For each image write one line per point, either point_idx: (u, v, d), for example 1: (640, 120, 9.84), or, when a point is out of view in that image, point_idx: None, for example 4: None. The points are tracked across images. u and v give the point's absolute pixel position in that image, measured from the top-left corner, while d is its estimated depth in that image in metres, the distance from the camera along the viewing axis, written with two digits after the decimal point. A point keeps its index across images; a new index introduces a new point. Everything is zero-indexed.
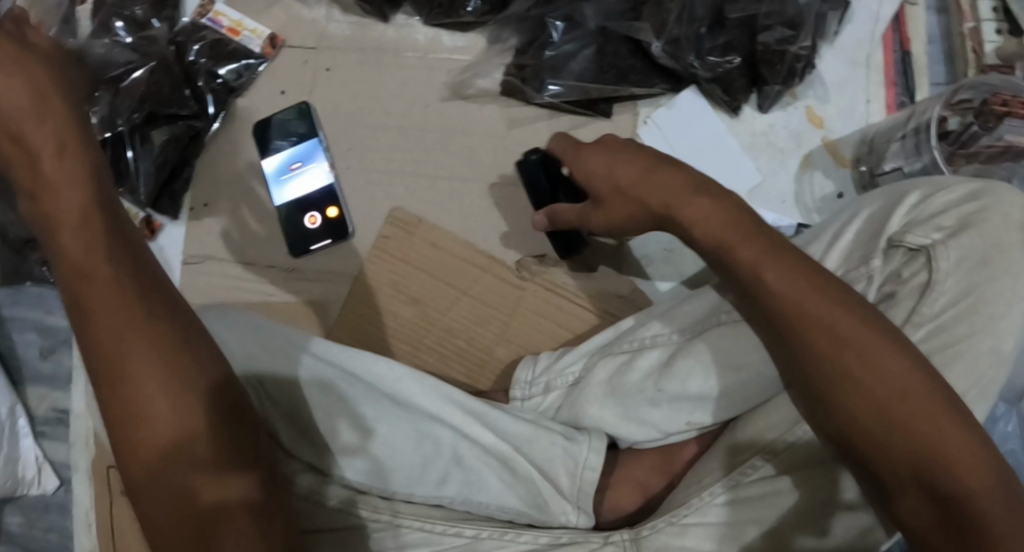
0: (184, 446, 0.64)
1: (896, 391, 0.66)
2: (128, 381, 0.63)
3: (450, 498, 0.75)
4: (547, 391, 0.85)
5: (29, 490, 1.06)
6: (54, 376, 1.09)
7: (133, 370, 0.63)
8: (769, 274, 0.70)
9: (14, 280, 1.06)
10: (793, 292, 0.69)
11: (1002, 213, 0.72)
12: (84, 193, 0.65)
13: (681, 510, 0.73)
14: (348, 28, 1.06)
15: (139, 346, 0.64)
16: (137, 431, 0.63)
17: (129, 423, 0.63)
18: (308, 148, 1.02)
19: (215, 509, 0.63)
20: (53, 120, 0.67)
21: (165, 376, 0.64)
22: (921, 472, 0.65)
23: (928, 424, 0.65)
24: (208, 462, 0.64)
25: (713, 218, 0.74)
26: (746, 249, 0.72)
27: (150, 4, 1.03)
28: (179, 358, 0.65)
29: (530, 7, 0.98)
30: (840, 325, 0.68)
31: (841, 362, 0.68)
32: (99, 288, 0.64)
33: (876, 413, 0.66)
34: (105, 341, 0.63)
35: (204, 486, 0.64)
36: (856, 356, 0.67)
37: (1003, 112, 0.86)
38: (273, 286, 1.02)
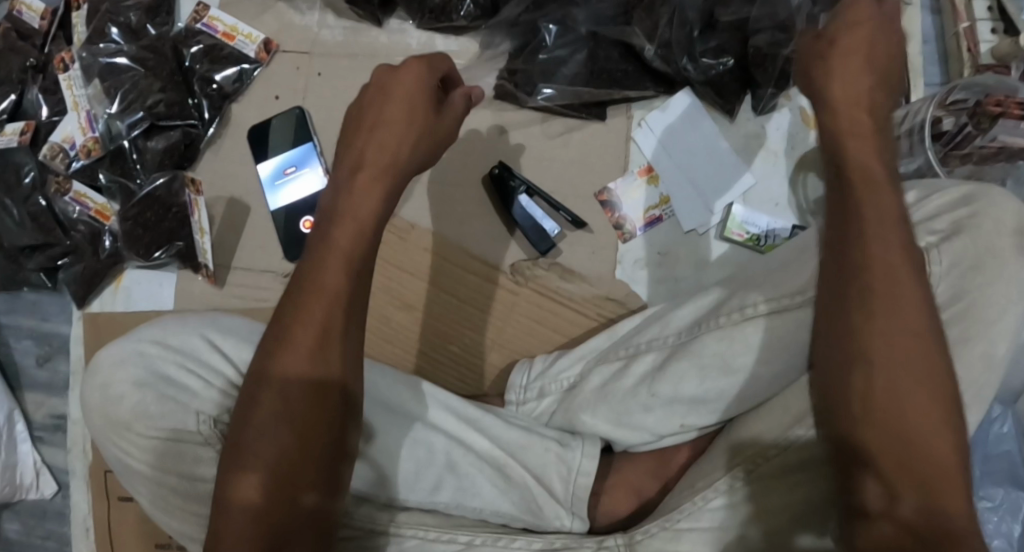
0: (250, 432, 0.63)
1: (918, 396, 0.60)
2: (289, 356, 0.64)
3: (443, 503, 0.75)
4: (541, 396, 0.85)
5: (27, 495, 1.07)
6: (51, 383, 1.09)
7: (303, 349, 0.63)
8: (868, 212, 0.62)
9: (13, 287, 1.05)
10: (871, 246, 0.62)
11: (995, 218, 0.72)
12: (356, 198, 0.67)
13: (674, 515, 0.72)
14: (341, 33, 1.06)
15: (334, 334, 0.64)
16: (269, 403, 0.63)
17: (267, 395, 0.64)
18: (302, 154, 1.04)
19: (280, 492, 0.62)
20: (411, 136, 0.69)
21: (320, 364, 0.63)
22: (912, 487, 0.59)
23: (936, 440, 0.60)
24: (255, 452, 0.63)
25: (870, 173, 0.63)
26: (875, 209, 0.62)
27: (144, 11, 1.03)
28: (294, 347, 0.63)
29: (521, 12, 0.97)
30: (895, 298, 0.61)
31: (894, 347, 0.61)
32: (332, 291, 0.64)
33: (903, 410, 0.60)
34: (310, 322, 0.64)
35: (278, 466, 0.63)
36: (905, 341, 0.61)
37: (996, 114, 0.85)
38: (269, 292, 1.02)
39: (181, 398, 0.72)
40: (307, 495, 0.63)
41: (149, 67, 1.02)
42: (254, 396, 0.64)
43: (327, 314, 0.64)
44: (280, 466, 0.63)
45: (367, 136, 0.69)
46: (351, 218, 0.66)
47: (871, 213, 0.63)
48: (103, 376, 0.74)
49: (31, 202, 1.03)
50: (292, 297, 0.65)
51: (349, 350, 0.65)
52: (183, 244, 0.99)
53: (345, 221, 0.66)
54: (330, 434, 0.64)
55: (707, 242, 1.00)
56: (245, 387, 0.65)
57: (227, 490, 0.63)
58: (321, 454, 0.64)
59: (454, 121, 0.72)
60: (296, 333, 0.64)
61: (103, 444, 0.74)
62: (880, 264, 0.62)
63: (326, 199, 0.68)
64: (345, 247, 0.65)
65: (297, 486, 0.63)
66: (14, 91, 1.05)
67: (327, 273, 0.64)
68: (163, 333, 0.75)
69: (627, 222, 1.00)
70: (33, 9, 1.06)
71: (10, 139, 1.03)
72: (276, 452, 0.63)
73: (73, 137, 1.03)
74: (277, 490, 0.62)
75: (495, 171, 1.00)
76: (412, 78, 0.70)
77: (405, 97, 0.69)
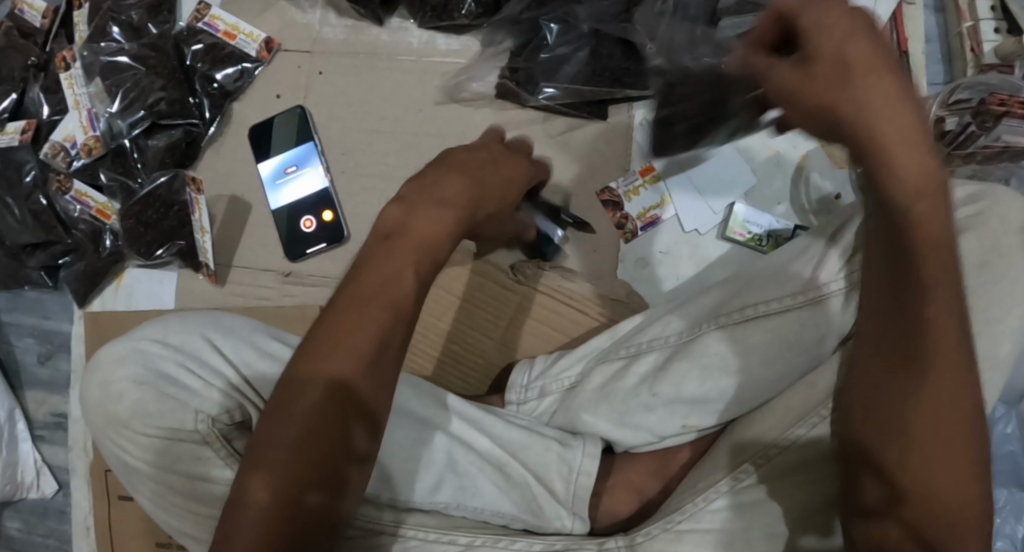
0: (279, 427, 0.63)
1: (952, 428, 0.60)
2: (331, 363, 0.63)
3: (444, 503, 0.75)
4: (542, 395, 0.85)
5: (28, 494, 1.07)
6: (53, 381, 1.09)
7: (350, 356, 0.63)
8: (920, 223, 0.56)
9: (13, 285, 1.05)
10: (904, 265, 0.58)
11: (1000, 216, 0.71)
12: (411, 230, 0.69)
13: (674, 516, 0.72)
14: (342, 32, 1.06)
15: (387, 349, 0.65)
16: (304, 405, 0.63)
17: (303, 395, 0.63)
18: (303, 153, 1.04)
19: (291, 498, 0.62)
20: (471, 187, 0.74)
21: (367, 371, 0.64)
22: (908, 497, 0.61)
23: (957, 472, 0.60)
24: (279, 447, 0.62)
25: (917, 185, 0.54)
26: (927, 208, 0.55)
27: (146, 9, 1.03)
28: (342, 349, 0.64)
29: (523, 10, 0.96)
30: (948, 330, 0.58)
31: (944, 376, 0.59)
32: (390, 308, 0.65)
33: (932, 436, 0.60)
34: (362, 329, 0.64)
35: (297, 469, 0.62)
36: (954, 370, 0.59)
37: (1000, 113, 0.84)
38: (270, 291, 1.02)
39: (180, 397, 0.72)
40: (318, 501, 0.63)
41: (150, 65, 1.02)
42: (289, 396, 0.63)
43: (378, 328, 0.64)
44: (299, 469, 0.62)
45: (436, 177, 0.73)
46: (418, 253, 0.68)
47: (925, 232, 0.56)
48: (103, 373, 0.74)
49: (32, 201, 1.03)
50: (350, 302, 0.65)
51: (392, 365, 0.65)
52: (185, 242, 0.99)
53: (413, 249, 0.67)
54: (356, 443, 0.64)
55: (709, 241, 0.99)
56: (277, 386, 0.64)
57: (248, 485, 0.62)
58: (344, 455, 0.64)
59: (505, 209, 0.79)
60: (345, 337, 0.64)
61: (103, 442, 0.74)
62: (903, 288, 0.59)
63: (404, 216, 0.69)
64: (409, 268, 0.67)
65: (314, 486, 0.62)
66: (16, 90, 1.05)
67: (395, 287, 0.66)
68: (163, 332, 0.75)
69: (631, 218, 0.99)
70: (35, 8, 1.06)
71: (11, 138, 1.03)
72: (298, 455, 0.62)
73: (74, 135, 1.03)
74: (292, 489, 0.62)
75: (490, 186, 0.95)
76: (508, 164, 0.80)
77: (491, 163, 0.77)
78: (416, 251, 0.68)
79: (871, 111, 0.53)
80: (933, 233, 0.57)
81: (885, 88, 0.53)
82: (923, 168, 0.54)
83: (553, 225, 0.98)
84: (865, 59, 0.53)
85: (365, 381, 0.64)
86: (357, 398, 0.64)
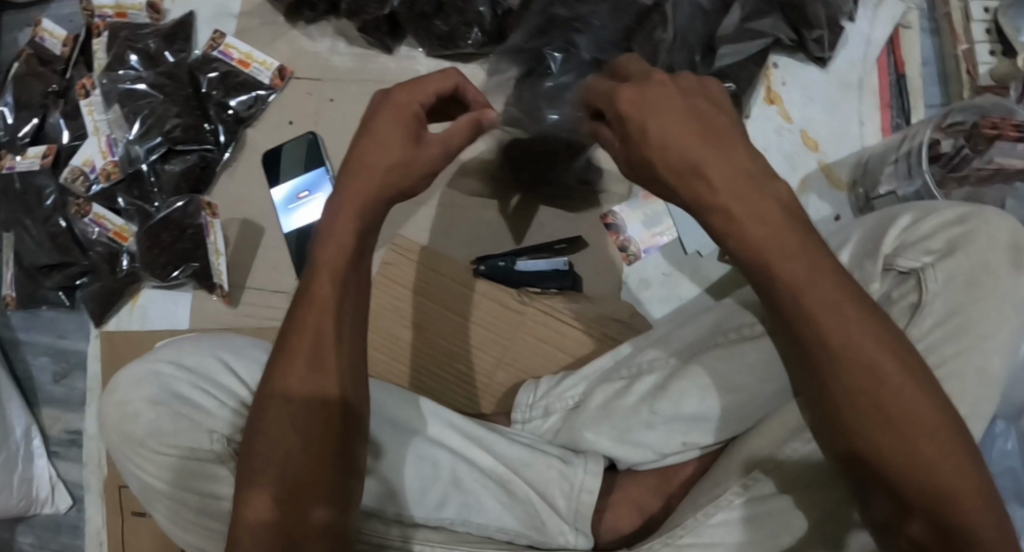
0: (258, 450, 0.66)
1: (909, 429, 0.60)
2: (289, 381, 0.66)
3: (450, 519, 0.76)
4: (546, 414, 0.87)
5: (43, 509, 1.09)
6: (68, 398, 1.12)
7: (299, 363, 0.67)
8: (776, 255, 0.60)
9: (31, 305, 1.08)
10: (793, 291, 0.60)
11: (991, 235, 0.72)
12: (341, 212, 0.71)
13: (677, 531, 0.71)
14: (352, 60, 1.09)
15: (327, 340, 0.67)
16: (275, 423, 0.66)
17: (271, 414, 0.66)
18: (314, 178, 1.06)
19: (285, 517, 0.64)
20: (401, 150, 0.72)
21: (316, 373, 0.66)
22: (924, 491, 0.59)
23: (945, 456, 0.59)
24: (259, 466, 0.65)
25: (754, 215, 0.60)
26: (757, 229, 0.60)
27: (162, 38, 1.07)
28: (289, 362, 0.67)
29: (528, 38, 0.95)
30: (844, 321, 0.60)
31: (853, 385, 0.60)
32: (327, 306, 0.68)
33: (890, 439, 0.60)
34: (305, 334, 0.67)
35: (278, 485, 0.65)
36: (866, 372, 0.60)
37: (993, 136, 0.86)
38: (280, 311, 1.04)
39: (194, 416, 0.74)
40: (314, 515, 0.64)
41: (167, 92, 1.05)
42: (258, 417, 0.66)
43: (316, 330, 0.67)
44: (286, 485, 0.65)
45: (359, 149, 0.72)
46: (337, 246, 0.70)
47: (789, 264, 0.60)
48: (120, 394, 0.76)
49: (51, 223, 1.06)
50: (293, 315, 0.69)
51: (347, 356, 0.68)
52: (199, 264, 1.02)
53: (330, 246, 0.70)
54: (336, 446, 0.66)
55: (709, 262, 1.02)
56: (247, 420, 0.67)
57: (242, 510, 0.64)
58: (322, 458, 0.66)
59: (440, 147, 0.74)
60: (294, 344, 0.67)
61: (118, 458, 0.76)
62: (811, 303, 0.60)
63: (322, 220, 0.71)
64: (332, 262, 0.69)
65: (300, 496, 0.65)
66: (36, 115, 1.08)
67: (318, 284, 0.68)
68: (177, 354, 0.78)
69: (635, 242, 1.03)
70: (56, 36, 1.09)
71: (32, 161, 1.06)
72: (280, 472, 0.65)
73: (94, 160, 1.06)
74: (282, 501, 0.64)
75: (479, 264, 1.02)
76: (411, 106, 0.74)
77: (399, 114, 0.73)
78: (337, 239, 0.70)
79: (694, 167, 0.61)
80: (779, 255, 0.60)
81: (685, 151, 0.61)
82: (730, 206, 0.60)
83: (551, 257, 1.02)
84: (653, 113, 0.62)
85: (319, 380, 0.66)
86: (315, 400, 0.66)
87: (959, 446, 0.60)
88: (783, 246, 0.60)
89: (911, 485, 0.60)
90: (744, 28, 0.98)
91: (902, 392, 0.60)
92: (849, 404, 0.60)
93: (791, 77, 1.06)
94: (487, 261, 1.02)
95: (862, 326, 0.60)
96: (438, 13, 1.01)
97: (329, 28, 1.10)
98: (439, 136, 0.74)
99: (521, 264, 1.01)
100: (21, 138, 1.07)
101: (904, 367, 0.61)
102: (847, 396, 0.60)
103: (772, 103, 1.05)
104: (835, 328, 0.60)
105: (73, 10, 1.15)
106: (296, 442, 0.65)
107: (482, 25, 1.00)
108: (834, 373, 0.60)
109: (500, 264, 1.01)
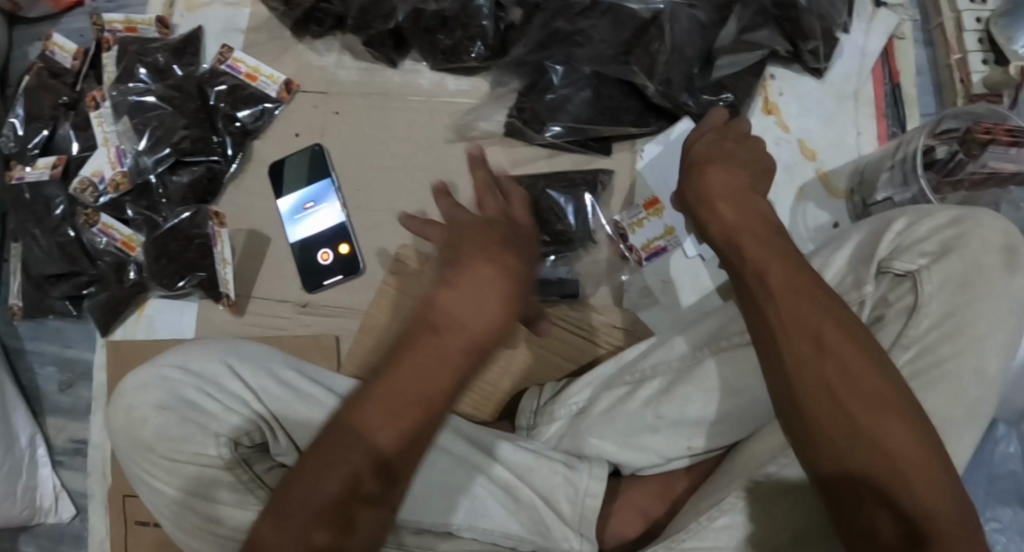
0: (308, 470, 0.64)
1: (877, 426, 0.61)
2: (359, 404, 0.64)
3: (456, 524, 0.78)
4: (550, 420, 0.89)
5: (46, 518, 1.10)
6: (72, 407, 1.13)
7: (379, 391, 0.63)
8: (745, 249, 0.66)
9: (37, 314, 1.10)
10: (761, 281, 0.65)
11: (984, 238, 0.74)
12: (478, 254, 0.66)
13: (679, 536, 0.72)
14: (358, 73, 1.11)
15: (410, 377, 0.63)
16: (330, 448, 0.64)
17: (333, 440, 0.64)
18: (320, 189, 1.09)
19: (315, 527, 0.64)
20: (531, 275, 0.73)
21: (388, 414, 0.63)
22: (889, 489, 0.60)
23: (904, 448, 0.61)
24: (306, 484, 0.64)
25: (734, 217, 0.69)
26: (722, 215, 0.69)
27: (170, 52, 1.09)
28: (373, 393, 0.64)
29: (528, 53, 1.01)
30: (807, 311, 0.63)
31: (817, 373, 0.62)
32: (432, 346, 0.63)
33: (847, 421, 0.61)
34: (395, 372, 0.63)
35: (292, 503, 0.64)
36: (816, 349, 0.62)
37: (985, 140, 0.89)
38: (285, 321, 1.07)
39: (201, 421, 0.76)
40: (326, 522, 0.64)
41: (176, 105, 1.07)
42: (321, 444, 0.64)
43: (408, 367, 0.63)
44: (319, 503, 0.64)
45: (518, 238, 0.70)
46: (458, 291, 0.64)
47: (762, 263, 0.65)
48: (127, 398, 0.78)
49: (60, 233, 1.08)
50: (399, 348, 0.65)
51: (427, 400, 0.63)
52: (205, 274, 1.03)
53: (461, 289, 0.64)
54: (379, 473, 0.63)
55: (712, 268, 1.03)
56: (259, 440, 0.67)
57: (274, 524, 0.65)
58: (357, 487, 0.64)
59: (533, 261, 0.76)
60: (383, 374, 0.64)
61: (126, 465, 0.78)
62: (790, 300, 0.63)
63: (466, 262, 0.65)
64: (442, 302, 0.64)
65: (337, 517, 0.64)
66: (46, 127, 1.10)
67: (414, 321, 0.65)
68: (186, 359, 0.79)
69: (637, 249, 1.04)
70: (65, 50, 1.11)
71: (42, 172, 1.08)
72: (316, 491, 0.64)
73: (102, 171, 1.08)
74: (316, 525, 0.64)
75: None
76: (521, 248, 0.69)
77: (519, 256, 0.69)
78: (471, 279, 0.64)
79: (716, 168, 0.72)
80: (748, 232, 0.67)
81: (715, 165, 0.72)
82: (726, 188, 0.70)
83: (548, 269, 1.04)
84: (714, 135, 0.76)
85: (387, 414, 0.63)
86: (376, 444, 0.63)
87: (920, 440, 0.61)
88: (755, 249, 0.66)
89: (864, 467, 0.61)
90: (740, 39, 0.99)
91: (867, 384, 0.62)
92: (823, 396, 0.62)
93: (788, 88, 1.08)
94: None
95: (826, 318, 0.63)
96: (442, 27, 1.03)
97: (335, 43, 1.12)
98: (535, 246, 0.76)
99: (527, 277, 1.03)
100: (30, 149, 1.09)
101: (864, 356, 0.62)
102: (806, 391, 0.62)
103: (769, 113, 1.07)
104: (790, 305, 0.63)
105: (84, 24, 1.17)
106: (323, 459, 0.64)
107: (484, 39, 1.02)
108: (790, 356, 0.63)
109: None
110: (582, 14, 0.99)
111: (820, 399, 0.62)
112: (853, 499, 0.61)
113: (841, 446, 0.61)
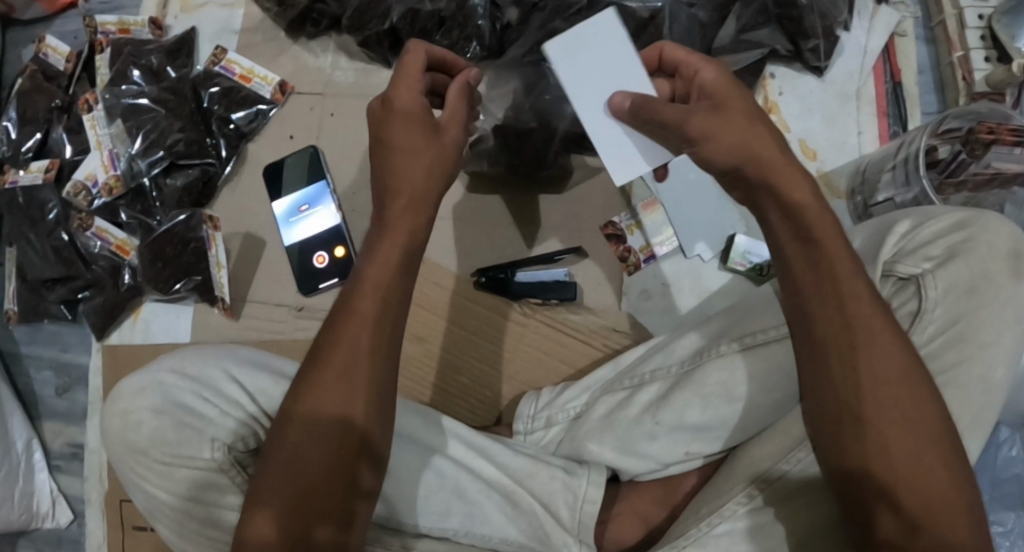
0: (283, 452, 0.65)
1: (918, 451, 0.62)
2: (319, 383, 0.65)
3: (454, 530, 0.77)
4: (548, 425, 0.88)
5: (43, 523, 1.08)
6: (69, 412, 1.12)
7: (331, 371, 0.65)
8: (820, 250, 0.65)
9: (33, 319, 1.09)
10: (829, 286, 0.64)
11: (990, 243, 0.73)
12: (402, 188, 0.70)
13: (681, 541, 0.71)
14: (354, 74, 1.10)
15: (363, 356, 0.66)
16: (301, 431, 0.65)
17: (300, 422, 0.65)
18: (316, 191, 1.07)
19: (293, 521, 0.64)
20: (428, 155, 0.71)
21: (348, 396, 0.65)
22: (916, 512, 0.61)
23: (941, 477, 0.62)
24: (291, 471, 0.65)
25: (812, 213, 0.65)
26: (787, 202, 0.66)
27: (165, 53, 1.08)
28: (334, 368, 0.65)
29: (525, 53, 0.95)
30: (872, 328, 0.63)
31: (868, 388, 0.63)
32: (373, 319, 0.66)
33: (891, 440, 0.62)
34: (339, 349, 0.66)
35: (265, 489, 0.65)
36: (876, 369, 0.63)
37: (989, 141, 0.88)
38: (282, 325, 1.06)
39: (197, 425, 0.74)
40: (321, 516, 0.65)
41: (170, 108, 1.06)
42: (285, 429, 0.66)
43: (353, 343, 0.66)
44: (302, 490, 0.65)
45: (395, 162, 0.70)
46: (382, 262, 0.68)
47: (843, 268, 0.64)
48: (124, 402, 0.77)
49: (54, 237, 1.07)
50: (333, 325, 0.67)
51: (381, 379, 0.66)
52: (201, 277, 1.02)
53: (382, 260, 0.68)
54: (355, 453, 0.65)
55: (711, 270, 1.02)
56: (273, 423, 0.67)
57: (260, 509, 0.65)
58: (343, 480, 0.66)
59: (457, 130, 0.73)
60: (339, 352, 0.66)
61: (121, 471, 0.77)
62: (853, 311, 0.64)
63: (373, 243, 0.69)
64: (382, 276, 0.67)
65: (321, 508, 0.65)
66: (40, 130, 1.09)
67: (359, 298, 0.67)
68: (182, 364, 0.78)
69: (635, 251, 1.03)
70: (58, 52, 1.09)
71: (35, 176, 1.07)
72: (292, 479, 0.65)
73: (95, 175, 1.07)
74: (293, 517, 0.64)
75: (482, 280, 1.03)
76: (412, 97, 0.71)
77: (405, 118, 0.71)
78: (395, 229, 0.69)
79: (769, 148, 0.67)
80: (826, 236, 0.65)
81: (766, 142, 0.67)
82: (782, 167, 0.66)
83: (551, 268, 1.03)
84: (723, 89, 0.70)
85: (346, 391, 0.65)
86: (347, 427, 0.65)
87: (954, 472, 0.62)
88: (828, 252, 0.65)
89: (894, 485, 0.62)
90: (739, 39, 0.99)
91: (917, 411, 0.63)
92: (869, 411, 0.63)
93: (789, 87, 1.06)
94: (491, 275, 1.03)
95: (890, 339, 0.63)
96: (439, 28, 1.02)
97: (330, 43, 1.11)
98: (450, 117, 0.73)
99: (526, 276, 1.03)
100: (24, 153, 1.08)
101: (921, 383, 0.63)
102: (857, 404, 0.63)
103: (770, 113, 1.06)
104: (859, 319, 0.63)
105: (77, 26, 1.16)
106: (306, 449, 0.65)
107: (480, 39, 1.00)
108: (847, 366, 0.63)
109: (504, 277, 1.02)
110: (580, 14, 0.95)
111: (870, 413, 0.63)
112: (858, 504, 0.63)
113: (873, 462, 0.62)
